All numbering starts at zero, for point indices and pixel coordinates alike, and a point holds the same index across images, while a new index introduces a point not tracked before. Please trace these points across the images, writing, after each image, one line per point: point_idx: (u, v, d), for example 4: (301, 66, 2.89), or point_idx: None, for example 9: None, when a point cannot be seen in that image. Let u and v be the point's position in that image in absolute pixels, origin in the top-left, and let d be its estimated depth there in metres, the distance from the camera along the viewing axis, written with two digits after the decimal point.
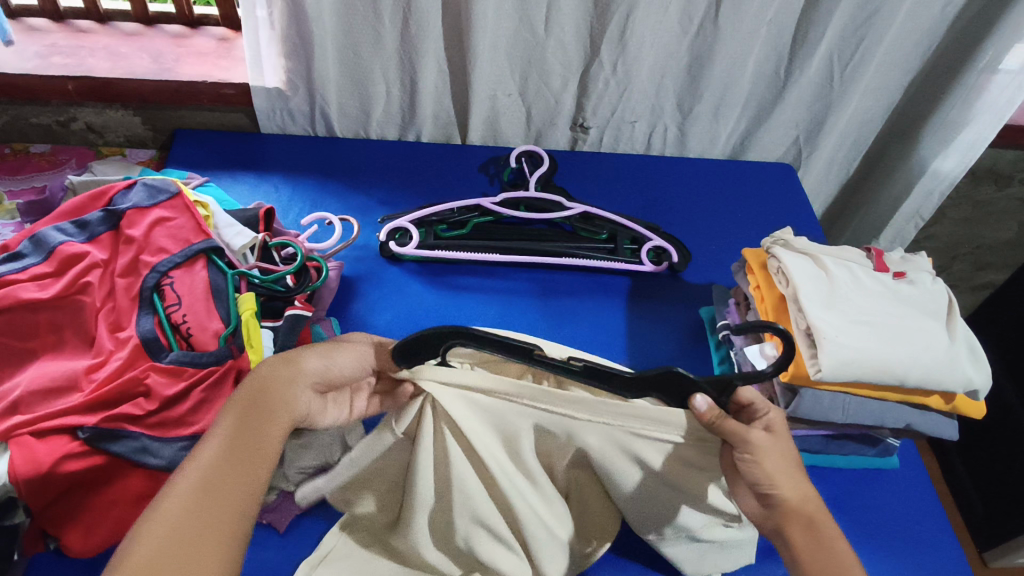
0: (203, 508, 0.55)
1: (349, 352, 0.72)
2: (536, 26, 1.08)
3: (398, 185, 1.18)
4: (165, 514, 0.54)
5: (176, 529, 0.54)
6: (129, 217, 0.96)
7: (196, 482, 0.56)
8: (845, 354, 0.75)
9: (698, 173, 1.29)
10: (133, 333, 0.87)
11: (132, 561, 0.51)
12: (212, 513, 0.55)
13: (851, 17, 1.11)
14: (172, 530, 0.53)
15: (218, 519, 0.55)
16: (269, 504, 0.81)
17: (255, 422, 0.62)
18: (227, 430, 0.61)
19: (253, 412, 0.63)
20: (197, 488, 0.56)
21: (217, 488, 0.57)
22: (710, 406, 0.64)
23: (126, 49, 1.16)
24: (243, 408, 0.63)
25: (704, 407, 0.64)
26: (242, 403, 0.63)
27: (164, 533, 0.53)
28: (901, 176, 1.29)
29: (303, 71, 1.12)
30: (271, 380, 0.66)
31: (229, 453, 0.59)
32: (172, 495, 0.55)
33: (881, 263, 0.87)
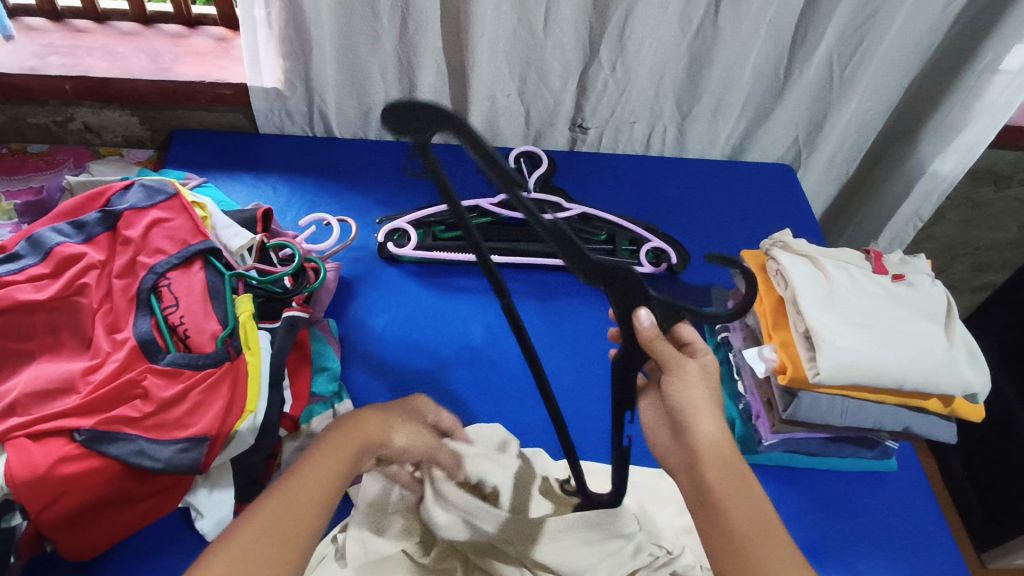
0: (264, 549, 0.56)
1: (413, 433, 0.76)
2: (535, 26, 1.08)
3: (396, 186, 1.18)
4: (233, 549, 0.55)
5: (261, 539, 0.56)
6: (126, 218, 0.96)
7: (282, 497, 0.60)
8: (843, 357, 0.75)
9: (697, 174, 1.29)
10: (129, 334, 0.86)
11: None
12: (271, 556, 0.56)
13: (852, 17, 1.11)
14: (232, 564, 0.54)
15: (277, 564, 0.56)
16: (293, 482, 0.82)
17: (339, 455, 0.66)
18: (314, 458, 0.65)
19: (337, 446, 0.66)
20: (283, 505, 0.59)
21: (280, 531, 0.57)
22: (652, 324, 0.62)
23: (124, 48, 1.15)
24: (329, 440, 0.67)
25: (645, 323, 0.62)
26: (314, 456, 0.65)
27: (251, 540, 0.56)
28: (901, 177, 1.28)
29: (301, 71, 1.12)
30: (356, 424, 0.69)
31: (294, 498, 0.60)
32: (239, 533, 0.56)
33: (880, 265, 0.87)
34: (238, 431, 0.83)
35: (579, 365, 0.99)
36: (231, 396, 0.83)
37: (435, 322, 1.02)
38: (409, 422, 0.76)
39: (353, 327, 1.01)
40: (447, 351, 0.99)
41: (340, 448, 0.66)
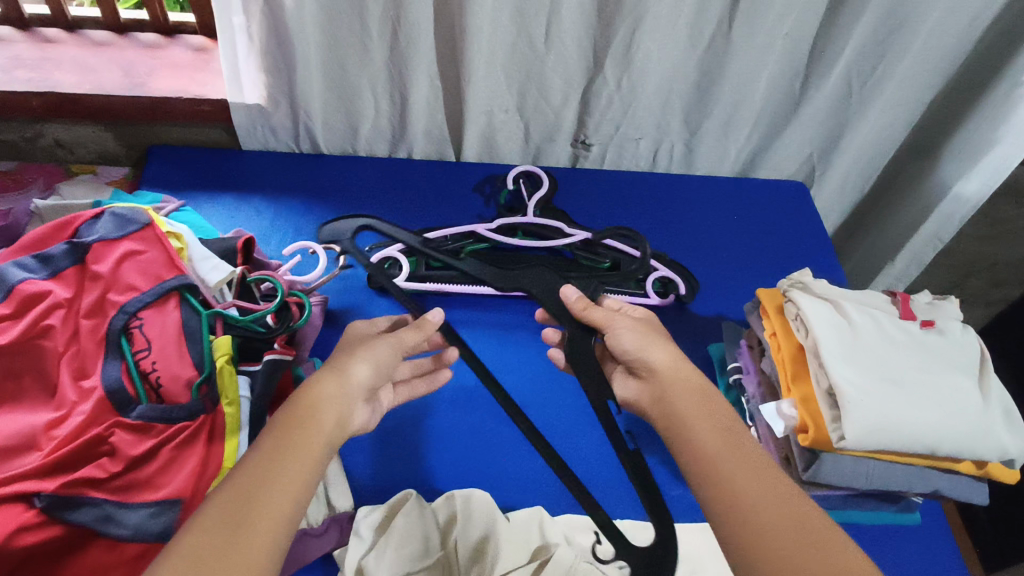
0: (242, 499, 0.55)
1: (374, 354, 0.74)
2: (535, 40, 1.00)
3: (387, 208, 1.11)
4: (218, 505, 0.54)
5: (232, 505, 0.54)
6: (96, 250, 0.89)
7: (254, 462, 0.58)
8: (870, 421, 0.69)
9: (705, 193, 1.22)
10: (97, 382, 0.80)
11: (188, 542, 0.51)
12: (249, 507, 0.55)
13: (874, 30, 1.04)
14: (220, 517, 0.53)
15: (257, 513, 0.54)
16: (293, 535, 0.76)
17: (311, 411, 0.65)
18: (284, 418, 0.64)
19: (300, 405, 0.65)
20: (258, 470, 0.57)
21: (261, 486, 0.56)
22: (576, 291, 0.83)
23: (95, 60, 1.08)
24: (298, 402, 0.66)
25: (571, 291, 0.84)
26: (288, 416, 0.64)
27: (223, 509, 0.54)
28: (921, 197, 1.22)
29: (284, 86, 1.04)
30: (314, 385, 0.68)
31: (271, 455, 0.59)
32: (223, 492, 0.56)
33: (908, 310, 0.80)
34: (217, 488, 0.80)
35: (581, 409, 0.93)
36: (207, 454, 0.78)
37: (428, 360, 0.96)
38: (374, 352, 0.74)
39: None
40: (442, 392, 0.93)
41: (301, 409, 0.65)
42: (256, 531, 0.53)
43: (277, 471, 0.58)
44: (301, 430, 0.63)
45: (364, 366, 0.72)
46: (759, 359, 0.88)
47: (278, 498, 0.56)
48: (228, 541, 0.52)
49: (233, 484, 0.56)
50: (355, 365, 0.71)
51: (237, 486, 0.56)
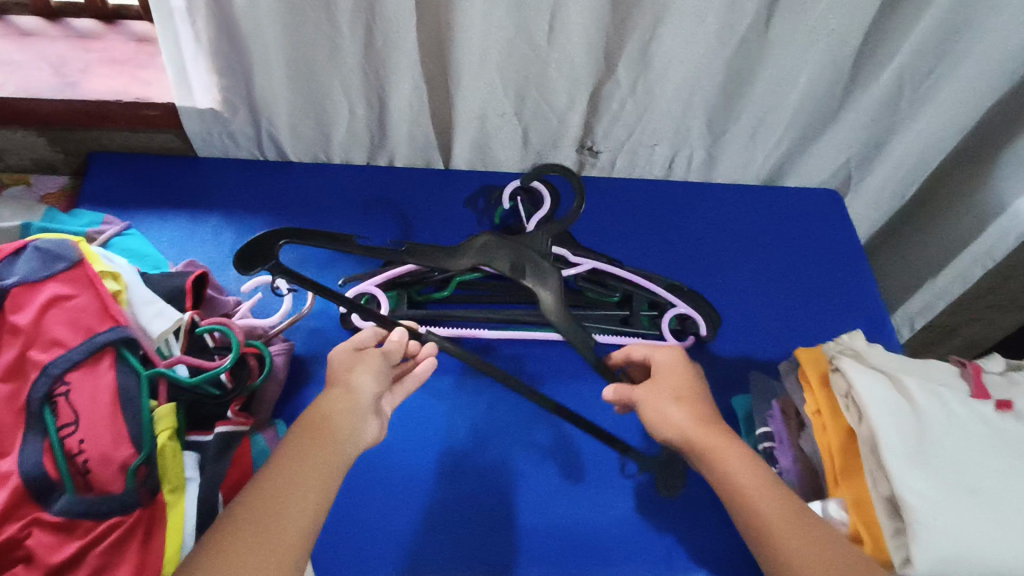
0: (270, 500, 0.53)
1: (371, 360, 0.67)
2: (537, 38, 0.85)
3: (365, 228, 0.97)
4: (246, 505, 0.53)
5: (258, 507, 0.52)
6: (15, 296, 0.75)
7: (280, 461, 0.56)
8: (946, 547, 0.57)
9: (727, 205, 1.08)
10: (13, 465, 0.67)
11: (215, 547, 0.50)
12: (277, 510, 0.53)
13: (938, 27, 0.88)
14: (247, 522, 0.51)
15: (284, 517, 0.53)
16: None
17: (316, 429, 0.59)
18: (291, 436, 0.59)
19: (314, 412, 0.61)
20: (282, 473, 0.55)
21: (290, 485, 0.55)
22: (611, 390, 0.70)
23: (20, 55, 0.92)
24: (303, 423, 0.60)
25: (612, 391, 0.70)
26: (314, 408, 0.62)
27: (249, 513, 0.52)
28: (973, 209, 1.08)
29: (241, 90, 0.89)
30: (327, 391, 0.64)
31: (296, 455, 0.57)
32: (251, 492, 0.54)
33: (980, 386, 0.67)
34: None
35: (588, 479, 0.81)
36: (143, 559, 0.66)
37: (410, 416, 0.83)
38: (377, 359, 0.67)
39: None
40: (428, 457, 0.81)
41: (311, 429, 0.59)
42: (281, 539, 0.51)
43: (302, 478, 0.55)
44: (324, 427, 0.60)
45: (364, 378, 0.65)
46: (796, 433, 0.75)
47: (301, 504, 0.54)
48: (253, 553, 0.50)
49: (258, 485, 0.54)
50: (356, 375, 0.65)
51: (264, 489, 0.54)
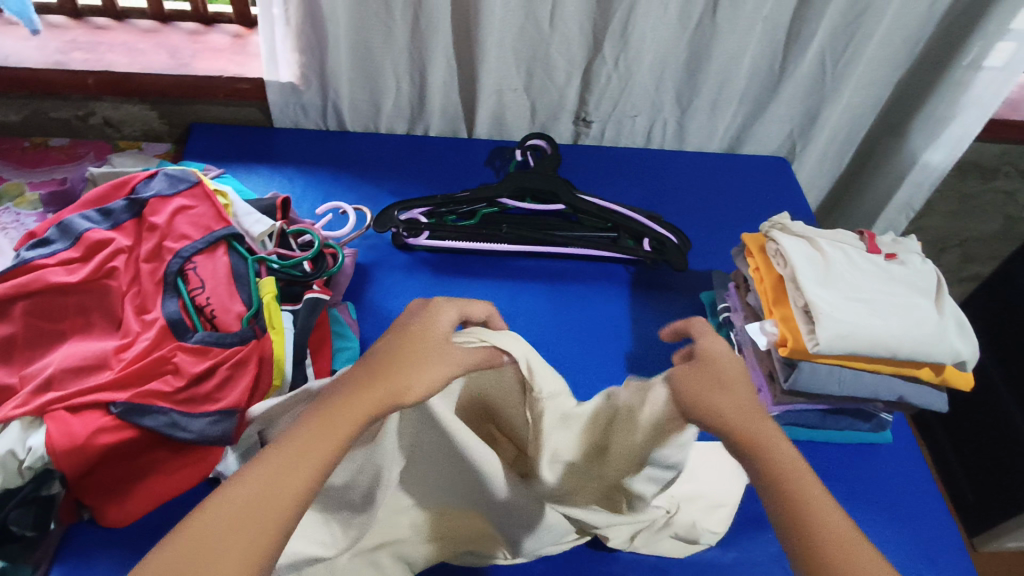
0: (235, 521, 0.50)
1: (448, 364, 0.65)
2: (541, 23, 1.14)
3: (407, 176, 1.21)
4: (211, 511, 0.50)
5: (211, 526, 0.49)
6: (152, 205, 1.00)
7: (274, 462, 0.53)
8: (840, 328, 0.79)
9: (698, 165, 1.32)
10: (158, 315, 0.90)
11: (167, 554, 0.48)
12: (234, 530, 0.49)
13: (842, 16, 1.16)
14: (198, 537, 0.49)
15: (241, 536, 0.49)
16: None
17: (266, 481, 0.52)
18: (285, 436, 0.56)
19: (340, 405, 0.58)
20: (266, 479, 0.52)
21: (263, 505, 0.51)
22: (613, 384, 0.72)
23: (144, 45, 1.21)
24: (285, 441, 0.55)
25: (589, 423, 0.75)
26: (349, 387, 0.60)
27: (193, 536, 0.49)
28: (892, 167, 1.34)
29: (316, 66, 1.16)
30: (386, 362, 0.63)
31: (281, 469, 0.53)
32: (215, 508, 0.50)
33: (873, 245, 0.91)
34: None
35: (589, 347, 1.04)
36: (257, 374, 0.88)
37: None
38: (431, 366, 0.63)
39: (373, 312, 1.06)
40: None
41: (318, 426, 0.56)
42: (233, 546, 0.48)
43: (265, 479, 0.52)
44: (325, 423, 0.57)
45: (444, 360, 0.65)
46: (745, 294, 1.00)
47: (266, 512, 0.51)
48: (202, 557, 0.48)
49: (229, 498, 0.51)
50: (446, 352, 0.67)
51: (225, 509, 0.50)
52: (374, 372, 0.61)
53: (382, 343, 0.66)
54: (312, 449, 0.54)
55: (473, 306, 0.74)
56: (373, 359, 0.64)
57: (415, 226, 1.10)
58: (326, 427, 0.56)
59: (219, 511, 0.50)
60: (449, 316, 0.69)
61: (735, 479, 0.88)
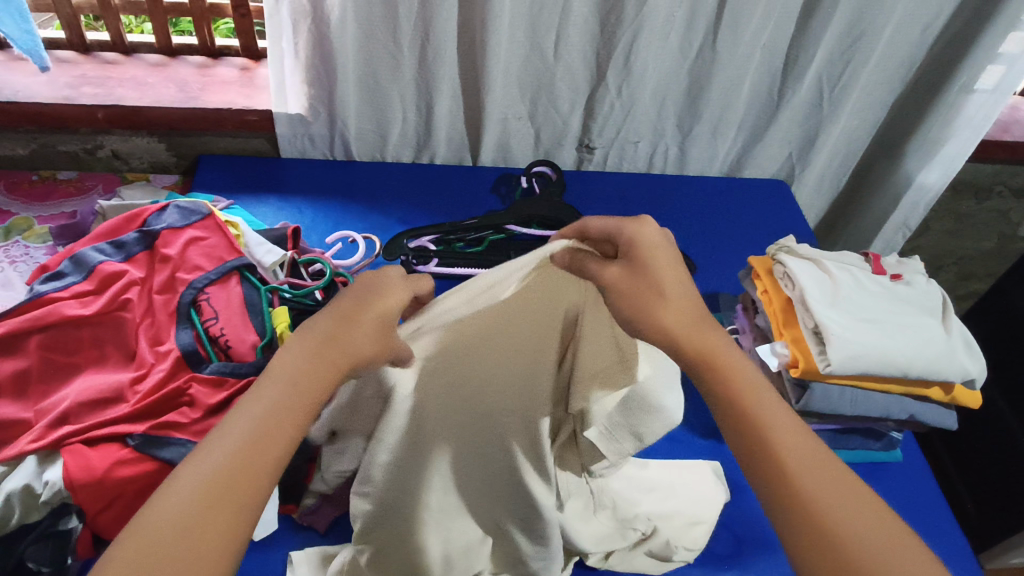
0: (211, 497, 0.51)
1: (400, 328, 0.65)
2: (545, 53, 1.16)
3: (414, 204, 1.22)
4: (185, 488, 0.51)
5: (190, 501, 0.51)
6: (164, 237, 1.00)
7: (241, 432, 0.55)
8: (852, 348, 0.80)
9: (699, 188, 1.34)
10: (173, 346, 0.90)
11: (144, 533, 0.49)
12: (212, 504, 0.51)
13: (838, 42, 1.19)
14: (177, 515, 0.50)
15: (220, 510, 0.51)
16: (308, 507, 0.85)
17: (234, 455, 0.54)
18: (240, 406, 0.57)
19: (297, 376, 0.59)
20: (234, 449, 0.54)
21: (236, 476, 0.53)
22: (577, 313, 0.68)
23: (153, 79, 1.23)
24: (244, 411, 0.57)
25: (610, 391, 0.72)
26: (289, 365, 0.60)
27: (171, 511, 0.50)
28: (889, 188, 1.37)
29: (324, 98, 1.18)
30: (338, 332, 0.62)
31: (249, 439, 0.55)
32: (183, 482, 0.52)
33: (879, 266, 0.93)
34: None
35: None
36: None
37: None
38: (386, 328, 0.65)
39: None
40: None
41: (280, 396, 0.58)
42: (214, 521, 0.51)
43: (232, 453, 0.54)
44: (284, 394, 0.58)
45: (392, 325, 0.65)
46: (753, 316, 1.01)
47: (242, 481, 0.53)
48: (185, 534, 0.49)
49: (199, 471, 0.52)
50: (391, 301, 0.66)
51: (195, 484, 0.52)
52: (332, 342, 0.62)
53: (334, 301, 0.66)
54: (286, 419, 0.57)
55: (421, 282, 0.72)
56: (327, 321, 0.63)
57: (424, 253, 1.10)
58: (281, 404, 0.57)
59: (189, 492, 0.51)
60: (405, 292, 0.68)
61: (713, 497, 0.88)
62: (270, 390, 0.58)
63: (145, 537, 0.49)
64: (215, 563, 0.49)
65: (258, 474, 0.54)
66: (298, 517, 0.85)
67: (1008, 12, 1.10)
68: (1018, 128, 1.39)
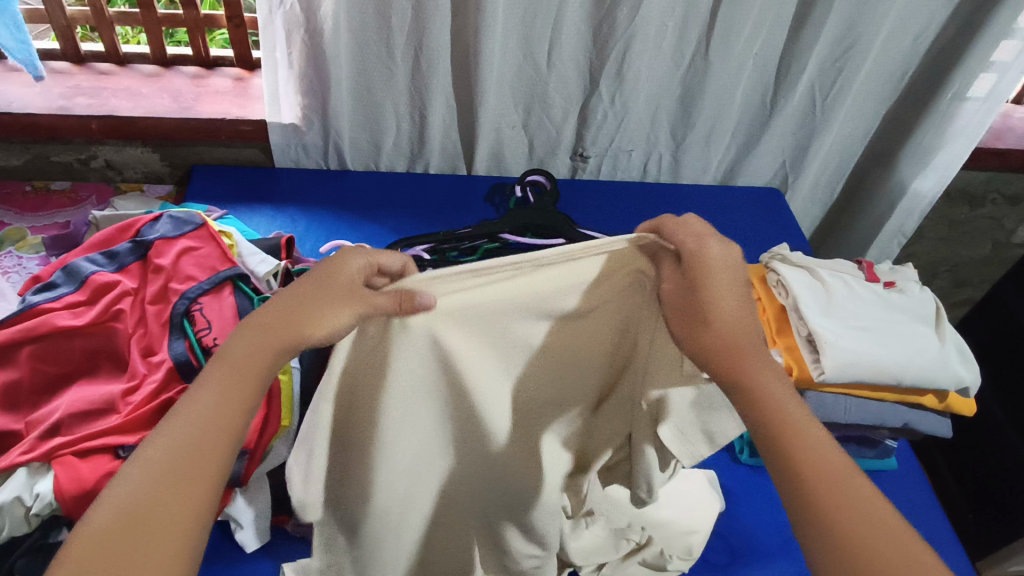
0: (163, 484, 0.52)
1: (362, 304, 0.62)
2: (538, 63, 1.16)
3: (407, 213, 1.22)
4: (135, 478, 0.52)
5: (142, 491, 0.51)
6: (157, 247, 1.00)
7: (189, 419, 0.56)
8: (845, 356, 0.80)
9: (693, 196, 1.35)
10: (165, 356, 0.90)
11: (98, 525, 0.49)
12: (166, 491, 0.52)
13: (830, 51, 1.19)
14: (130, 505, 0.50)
15: (174, 496, 0.52)
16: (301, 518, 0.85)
17: (183, 442, 0.54)
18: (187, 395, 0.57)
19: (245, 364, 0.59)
20: (184, 436, 0.54)
21: (188, 463, 0.53)
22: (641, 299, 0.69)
23: (147, 89, 1.23)
24: (193, 399, 0.57)
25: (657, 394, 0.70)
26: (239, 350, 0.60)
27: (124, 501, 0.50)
28: (883, 196, 1.38)
29: (318, 107, 1.18)
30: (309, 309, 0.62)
31: (198, 426, 0.55)
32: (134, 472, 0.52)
33: (872, 274, 0.93)
34: (274, 446, 0.83)
35: None
36: None
37: None
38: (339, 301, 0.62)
39: None
40: None
41: (225, 382, 0.58)
42: (168, 509, 0.51)
43: (182, 440, 0.54)
44: (231, 379, 0.58)
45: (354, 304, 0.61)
46: None
47: (195, 467, 0.53)
48: (138, 522, 0.50)
49: (149, 461, 0.53)
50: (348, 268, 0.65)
51: (147, 473, 0.52)
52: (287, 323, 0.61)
53: (291, 290, 0.64)
54: (234, 404, 0.57)
55: (387, 256, 0.69)
56: (283, 301, 0.63)
57: (418, 262, 1.09)
58: (231, 384, 0.58)
59: (140, 482, 0.51)
60: (359, 263, 0.66)
61: (709, 505, 0.88)
62: (219, 373, 0.59)
63: (100, 528, 0.49)
64: (176, 545, 0.50)
65: (209, 459, 0.54)
66: (289, 528, 0.85)
67: (997, 22, 1.11)
68: (1010, 136, 1.40)
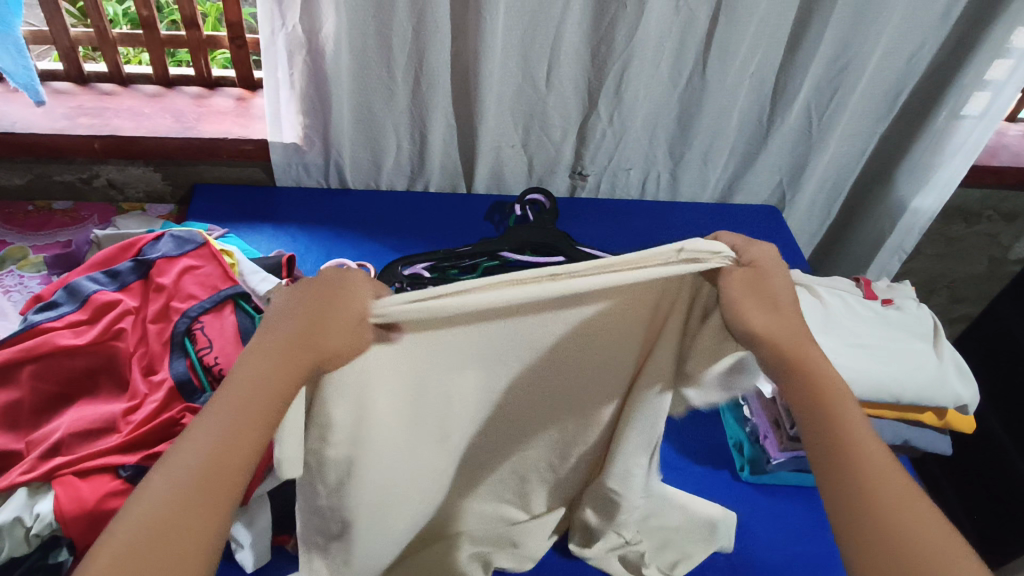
0: (192, 490, 0.45)
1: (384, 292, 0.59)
2: (537, 83, 1.18)
3: (407, 231, 1.23)
4: (164, 477, 0.46)
5: (171, 496, 0.45)
6: (159, 266, 1.01)
7: (224, 411, 0.49)
8: (846, 374, 0.80)
9: (690, 214, 1.35)
10: (167, 375, 0.90)
11: (126, 528, 0.43)
12: (197, 498, 0.45)
13: (825, 71, 1.21)
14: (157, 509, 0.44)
15: (204, 506, 0.46)
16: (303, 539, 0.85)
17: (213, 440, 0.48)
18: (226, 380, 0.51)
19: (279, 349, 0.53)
20: (217, 432, 0.48)
21: (219, 466, 0.47)
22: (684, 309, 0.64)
23: (150, 109, 1.24)
24: (228, 388, 0.51)
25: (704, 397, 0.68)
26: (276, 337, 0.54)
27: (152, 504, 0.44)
28: (881, 213, 1.38)
29: (319, 126, 1.19)
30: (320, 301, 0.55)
31: (230, 423, 0.49)
32: (163, 472, 0.46)
33: (870, 291, 0.94)
34: None
35: None
36: None
37: None
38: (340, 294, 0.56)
39: None
40: None
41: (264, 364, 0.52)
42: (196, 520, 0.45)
43: (215, 437, 0.48)
44: (271, 366, 0.52)
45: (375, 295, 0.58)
46: None
47: (225, 471, 0.47)
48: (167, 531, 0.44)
49: (183, 459, 0.47)
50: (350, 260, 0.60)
51: (178, 474, 0.46)
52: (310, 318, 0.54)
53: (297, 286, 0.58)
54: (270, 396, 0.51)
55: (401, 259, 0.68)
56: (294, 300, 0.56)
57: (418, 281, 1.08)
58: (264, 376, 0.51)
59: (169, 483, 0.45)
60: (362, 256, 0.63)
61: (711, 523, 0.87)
62: (248, 363, 0.52)
63: (127, 530, 0.43)
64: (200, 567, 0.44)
65: (240, 461, 0.48)
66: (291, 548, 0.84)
67: (991, 41, 1.13)
68: (1005, 153, 1.41)
